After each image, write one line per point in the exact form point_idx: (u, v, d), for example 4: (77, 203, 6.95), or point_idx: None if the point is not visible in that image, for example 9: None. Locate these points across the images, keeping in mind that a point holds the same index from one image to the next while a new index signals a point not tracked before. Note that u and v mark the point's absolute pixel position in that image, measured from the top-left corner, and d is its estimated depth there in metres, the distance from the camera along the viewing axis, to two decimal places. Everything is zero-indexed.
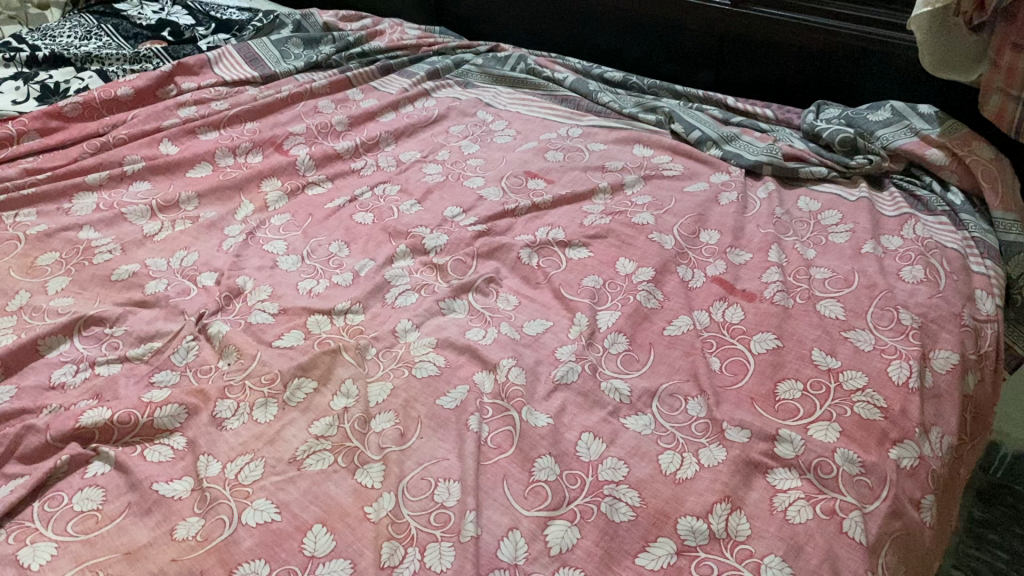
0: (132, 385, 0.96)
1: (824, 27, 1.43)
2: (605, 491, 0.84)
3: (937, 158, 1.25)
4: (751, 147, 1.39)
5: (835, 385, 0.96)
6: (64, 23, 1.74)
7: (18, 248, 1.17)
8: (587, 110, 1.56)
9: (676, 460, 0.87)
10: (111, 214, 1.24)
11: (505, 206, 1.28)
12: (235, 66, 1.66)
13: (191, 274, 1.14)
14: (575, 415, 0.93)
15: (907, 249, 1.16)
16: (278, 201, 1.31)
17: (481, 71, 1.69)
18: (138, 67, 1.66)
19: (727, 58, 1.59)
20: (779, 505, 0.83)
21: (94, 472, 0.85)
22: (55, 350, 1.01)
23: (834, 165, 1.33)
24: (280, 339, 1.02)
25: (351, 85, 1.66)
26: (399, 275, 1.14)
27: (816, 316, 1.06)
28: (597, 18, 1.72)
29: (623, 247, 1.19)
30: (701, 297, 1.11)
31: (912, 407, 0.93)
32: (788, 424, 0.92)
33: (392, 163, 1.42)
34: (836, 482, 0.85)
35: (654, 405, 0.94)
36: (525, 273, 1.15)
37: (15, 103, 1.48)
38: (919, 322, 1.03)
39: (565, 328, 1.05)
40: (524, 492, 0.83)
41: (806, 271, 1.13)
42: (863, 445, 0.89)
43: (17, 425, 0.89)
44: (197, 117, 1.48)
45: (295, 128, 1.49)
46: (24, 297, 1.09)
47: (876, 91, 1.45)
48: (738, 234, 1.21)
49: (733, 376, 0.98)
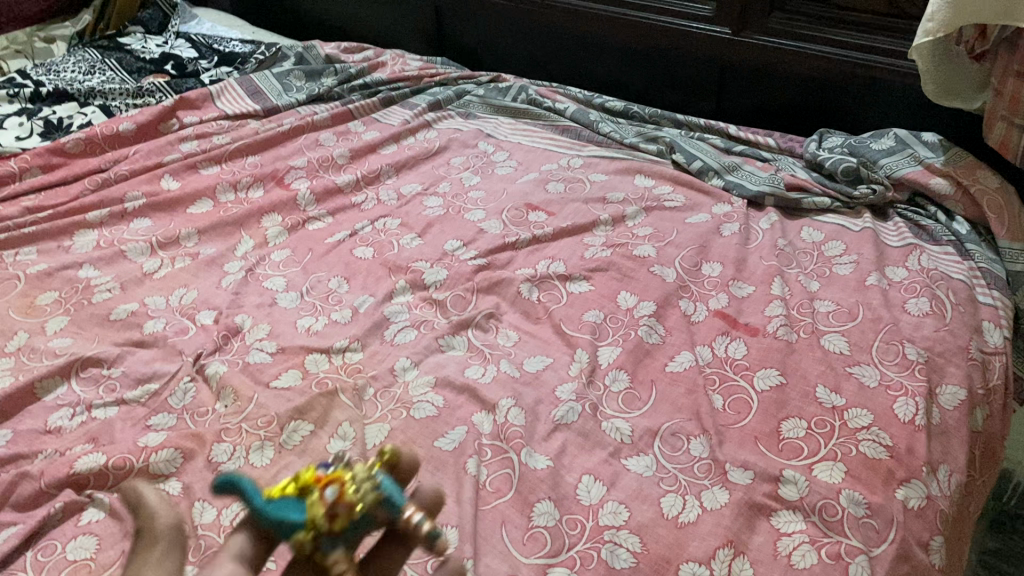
0: (129, 429, 0.95)
1: (824, 55, 1.42)
2: (605, 536, 0.82)
3: (941, 187, 1.24)
4: (752, 177, 1.38)
5: (840, 423, 0.95)
6: (69, 58, 1.77)
7: (18, 287, 1.17)
8: (588, 140, 1.55)
9: (678, 503, 0.86)
10: (111, 252, 1.24)
11: (506, 239, 1.27)
12: (236, 100, 1.66)
13: (190, 312, 1.13)
14: (575, 457, 0.91)
15: (912, 281, 1.14)
16: (278, 236, 1.30)
17: (483, 102, 1.69)
18: (142, 101, 1.65)
19: (729, 86, 1.59)
20: (784, 550, 0.81)
21: (88, 519, 0.84)
22: (53, 392, 1.00)
23: (837, 196, 1.31)
24: (277, 380, 1.01)
25: (352, 117, 1.66)
26: (398, 311, 1.13)
27: (820, 352, 1.04)
28: (597, 46, 1.72)
29: (624, 280, 1.18)
30: (704, 332, 1.09)
31: (918, 445, 0.91)
32: (793, 464, 0.90)
33: (393, 197, 1.41)
34: (841, 525, 0.83)
35: (655, 445, 0.93)
36: (525, 308, 1.14)
37: (19, 139, 1.49)
38: (925, 357, 1.02)
39: (566, 364, 1.04)
40: (523, 538, 0.82)
41: (809, 304, 1.12)
42: (869, 486, 0.87)
43: (12, 472, 0.88)
44: (198, 152, 1.49)
45: (296, 161, 1.49)
46: (22, 338, 1.08)
47: (878, 118, 1.43)
48: (740, 266, 1.20)
49: (736, 415, 0.97)
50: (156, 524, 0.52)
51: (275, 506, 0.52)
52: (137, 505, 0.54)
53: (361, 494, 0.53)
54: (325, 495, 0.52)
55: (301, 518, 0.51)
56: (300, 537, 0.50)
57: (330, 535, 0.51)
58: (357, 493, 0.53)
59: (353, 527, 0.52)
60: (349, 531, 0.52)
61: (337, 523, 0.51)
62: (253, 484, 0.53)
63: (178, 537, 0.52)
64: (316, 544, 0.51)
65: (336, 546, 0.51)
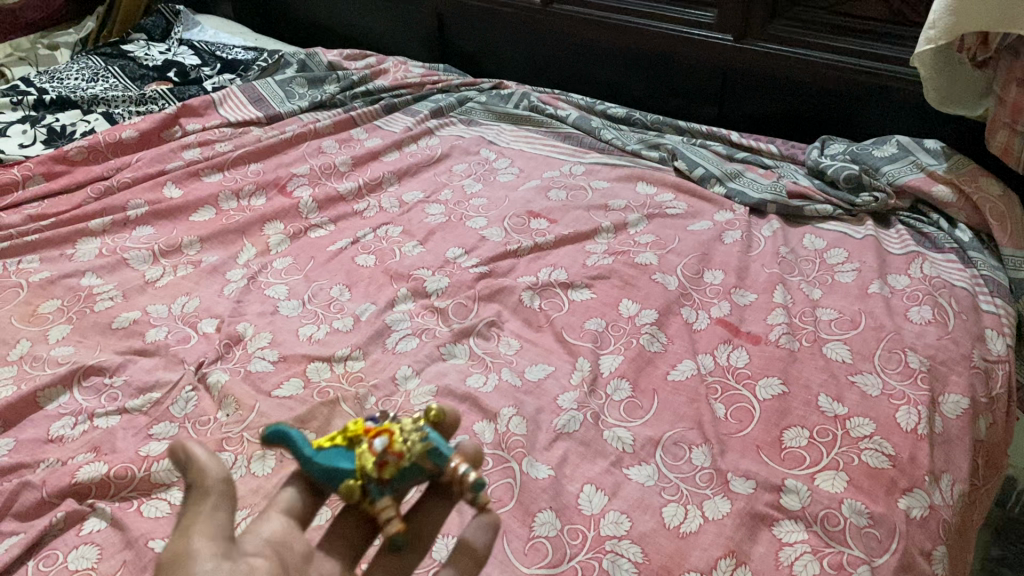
0: (130, 438, 0.95)
1: (826, 62, 1.42)
2: (607, 547, 0.82)
3: (943, 195, 1.24)
4: (754, 184, 1.38)
5: (842, 432, 0.94)
6: (72, 66, 1.77)
7: (21, 295, 1.18)
8: (590, 147, 1.55)
9: (679, 513, 0.85)
10: (113, 260, 1.25)
11: (508, 247, 1.27)
12: (239, 107, 1.67)
13: (192, 320, 1.13)
14: (577, 466, 0.91)
15: (914, 288, 1.14)
16: (281, 244, 1.30)
17: (485, 109, 1.69)
18: (144, 109, 1.66)
19: (731, 93, 1.59)
20: (785, 560, 0.81)
21: (90, 529, 0.84)
22: (55, 401, 1.00)
23: (839, 204, 1.31)
24: (279, 389, 1.01)
25: (354, 124, 1.66)
26: (400, 319, 1.13)
27: (822, 360, 1.04)
28: (599, 53, 1.72)
29: (626, 288, 1.18)
30: (706, 340, 1.09)
31: (921, 454, 0.91)
32: (795, 473, 0.90)
33: (395, 204, 1.41)
34: (843, 535, 0.83)
35: (657, 455, 0.93)
36: (527, 316, 1.14)
37: (22, 146, 1.50)
38: (928, 366, 1.01)
39: (568, 373, 1.04)
40: (524, 548, 0.82)
41: (812, 312, 1.12)
42: (871, 496, 0.87)
43: (14, 481, 0.89)
44: (201, 160, 1.49)
45: (299, 169, 1.49)
46: (25, 347, 1.09)
47: (881, 124, 1.44)
48: (743, 274, 1.20)
49: (739, 424, 0.96)
50: (206, 479, 0.62)
51: (328, 457, 0.70)
52: (188, 461, 0.63)
53: (406, 446, 0.70)
54: (374, 446, 0.70)
55: (353, 467, 0.70)
56: (353, 481, 0.69)
57: (379, 480, 0.69)
58: (402, 445, 0.70)
59: (400, 477, 0.70)
60: (394, 478, 0.69)
61: (384, 471, 0.69)
62: (304, 439, 0.72)
63: (226, 489, 0.62)
64: (366, 487, 0.69)
65: (384, 492, 0.69)
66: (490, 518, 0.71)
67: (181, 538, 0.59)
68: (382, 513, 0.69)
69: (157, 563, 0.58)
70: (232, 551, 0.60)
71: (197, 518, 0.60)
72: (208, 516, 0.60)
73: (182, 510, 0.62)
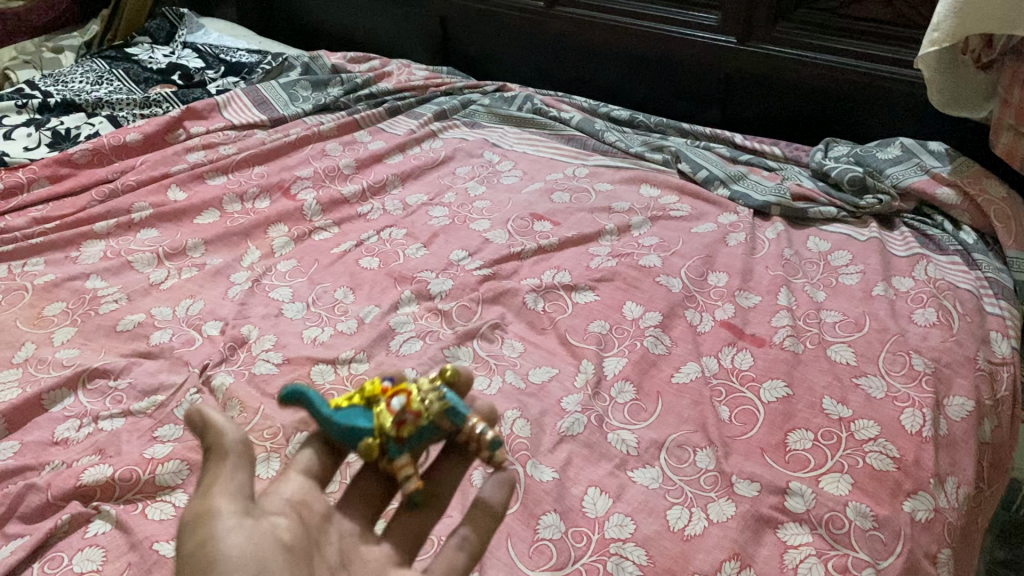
0: (135, 440, 0.95)
1: (830, 64, 1.42)
2: (611, 549, 0.82)
3: (948, 197, 1.24)
4: (759, 186, 1.38)
5: (847, 435, 0.94)
6: (77, 69, 1.78)
7: (26, 298, 1.18)
8: (594, 149, 1.55)
9: (684, 515, 0.85)
10: (118, 263, 1.25)
11: (511, 249, 1.27)
12: (243, 110, 1.67)
13: (197, 323, 1.14)
14: (581, 468, 0.91)
15: (918, 291, 1.14)
16: (285, 246, 1.31)
17: (488, 111, 1.69)
18: (148, 112, 1.66)
19: (735, 95, 1.59)
20: (790, 563, 0.81)
21: (95, 531, 0.84)
22: (60, 404, 1.01)
23: (843, 206, 1.31)
24: (283, 391, 1.01)
25: (358, 127, 1.66)
26: (404, 322, 1.13)
27: (826, 362, 1.04)
28: (603, 55, 1.72)
29: (630, 290, 1.18)
30: (710, 343, 1.09)
31: (926, 457, 0.91)
32: (799, 476, 0.90)
33: (399, 206, 1.42)
34: (848, 538, 0.83)
35: (661, 457, 0.93)
36: (531, 319, 1.14)
37: (27, 150, 1.50)
38: (932, 368, 1.01)
39: (571, 375, 1.04)
40: (528, 551, 0.82)
41: (816, 314, 1.12)
42: (876, 498, 0.87)
43: (18, 483, 0.89)
44: (205, 163, 1.49)
45: (303, 171, 1.49)
46: (30, 349, 1.09)
47: (885, 126, 1.44)
48: (747, 276, 1.20)
49: (743, 426, 0.96)
50: (224, 440, 0.62)
51: (345, 416, 0.69)
52: (205, 424, 0.63)
53: (425, 404, 0.69)
54: (392, 406, 0.69)
55: (370, 425, 0.69)
56: (370, 439, 0.68)
57: (398, 439, 0.68)
58: (420, 404, 0.69)
59: (419, 435, 0.69)
60: (413, 436, 0.68)
61: (402, 429, 0.68)
62: (320, 398, 0.71)
63: (244, 451, 0.62)
64: (384, 446, 0.68)
65: (402, 450, 0.68)
66: (506, 476, 0.70)
67: (201, 496, 0.59)
68: (401, 472, 0.68)
69: (180, 522, 0.58)
70: (254, 509, 0.60)
71: (217, 477, 0.60)
72: (229, 476, 0.60)
73: (201, 472, 0.62)
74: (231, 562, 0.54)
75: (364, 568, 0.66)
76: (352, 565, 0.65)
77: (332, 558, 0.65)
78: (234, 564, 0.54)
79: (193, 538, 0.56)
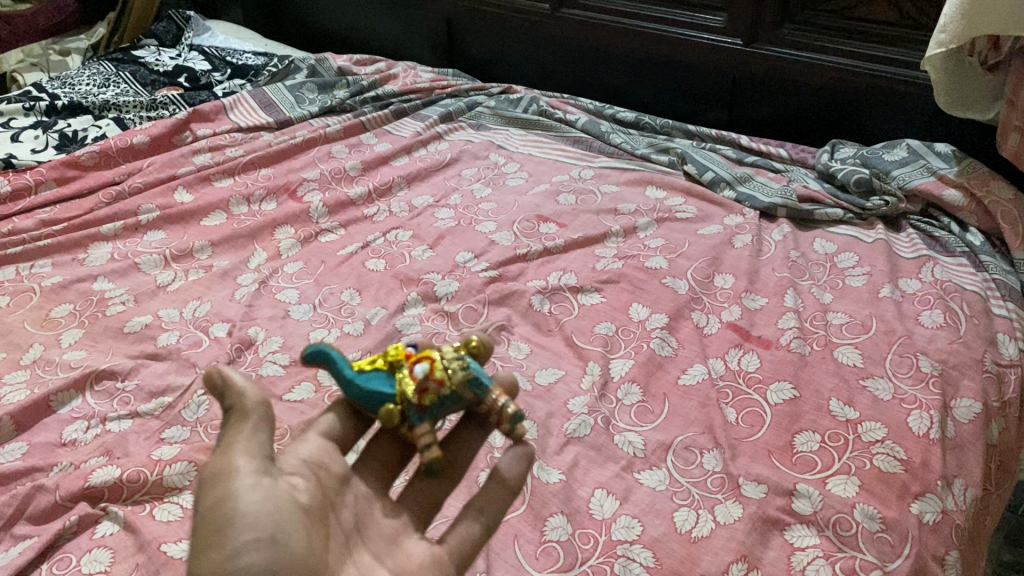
0: (143, 442, 0.96)
1: (836, 66, 1.41)
2: (618, 551, 0.82)
3: (954, 199, 1.24)
4: (765, 188, 1.38)
5: (854, 437, 0.94)
6: (84, 71, 1.79)
7: (34, 299, 1.19)
8: (599, 151, 1.55)
9: (691, 517, 0.85)
10: (125, 265, 1.25)
11: (517, 251, 1.27)
12: (249, 112, 1.68)
13: (204, 324, 1.14)
14: (587, 470, 0.91)
15: (926, 292, 1.14)
16: (291, 248, 1.31)
17: (494, 113, 1.69)
18: (155, 114, 1.67)
19: (740, 97, 1.59)
20: (797, 565, 0.81)
21: (103, 532, 0.85)
22: (68, 405, 1.01)
23: (850, 208, 1.31)
24: (290, 393, 1.01)
25: (364, 129, 1.67)
26: (410, 323, 1.13)
27: (833, 364, 1.04)
28: (608, 57, 1.72)
29: (636, 292, 1.18)
30: (716, 344, 1.09)
31: (933, 459, 0.91)
32: (806, 478, 0.90)
33: (405, 209, 1.42)
34: (855, 540, 0.83)
35: (668, 459, 0.93)
36: (537, 320, 1.14)
37: (34, 152, 1.51)
38: (939, 370, 1.01)
39: (578, 377, 1.04)
40: (536, 553, 0.82)
41: (822, 316, 1.12)
42: (883, 500, 0.87)
43: (27, 484, 0.89)
44: (212, 165, 1.49)
45: (309, 173, 1.50)
46: (38, 351, 1.09)
47: (891, 128, 1.44)
48: (753, 278, 1.20)
49: (750, 428, 0.96)
50: (245, 401, 0.62)
51: (367, 379, 0.71)
52: (225, 386, 0.63)
53: (448, 372, 0.70)
54: (416, 372, 0.69)
55: (393, 391, 0.70)
56: (392, 405, 0.69)
57: (420, 407, 0.69)
58: (444, 372, 0.70)
59: (440, 404, 0.70)
60: (434, 405, 0.69)
61: (424, 397, 0.69)
62: (344, 360, 0.72)
63: (264, 412, 0.63)
64: (406, 412, 0.69)
65: (423, 418, 0.69)
66: (525, 451, 0.71)
67: (221, 455, 0.60)
68: (420, 439, 0.68)
69: (200, 478, 0.59)
70: (272, 468, 0.61)
71: (237, 437, 0.61)
72: (249, 436, 0.61)
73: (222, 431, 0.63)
74: (246, 521, 0.55)
75: (378, 534, 0.66)
76: (366, 531, 0.66)
77: (348, 521, 0.65)
78: (250, 522, 0.55)
79: (211, 495, 0.57)
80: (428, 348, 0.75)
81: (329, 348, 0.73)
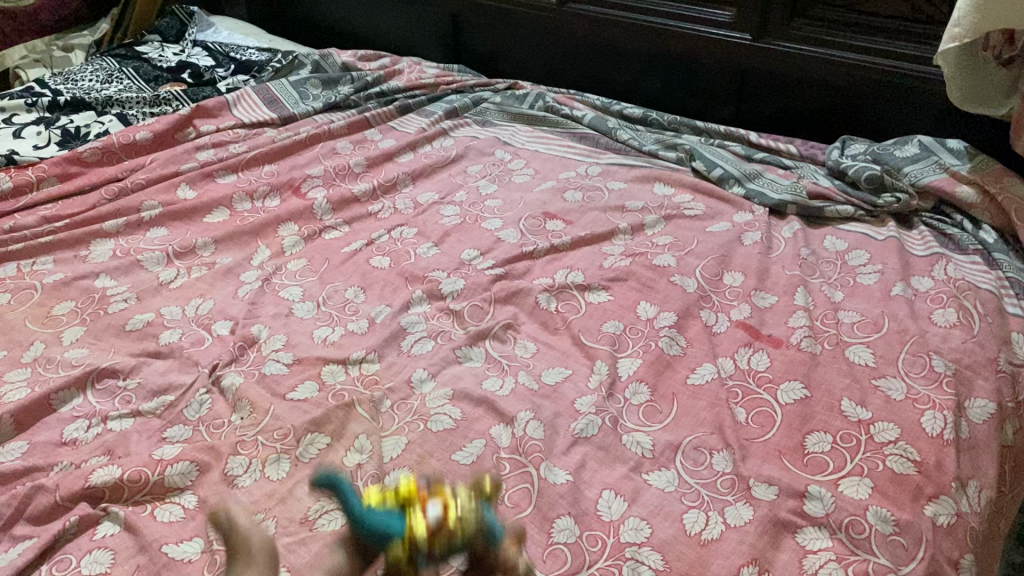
0: (144, 441, 0.94)
1: (847, 62, 1.40)
2: (627, 554, 0.81)
3: (967, 195, 1.22)
4: (774, 185, 1.36)
5: (866, 438, 0.92)
6: (87, 67, 1.77)
7: (35, 297, 1.17)
8: (606, 148, 1.53)
9: (701, 519, 0.84)
10: (127, 262, 1.24)
11: (523, 248, 1.25)
12: (253, 108, 1.66)
13: (206, 322, 1.12)
14: (595, 471, 0.90)
15: (938, 291, 1.12)
16: (295, 245, 1.30)
17: (500, 109, 1.68)
18: (158, 110, 1.66)
19: (749, 93, 1.57)
20: (809, 568, 0.80)
21: (103, 533, 0.83)
22: (68, 404, 1.00)
23: (860, 204, 1.29)
24: (293, 392, 1.00)
25: (369, 125, 1.65)
26: (415, 322, 1.11)
27: (845, 364, 1.02)
28: (616, 53, 1.70)
29: (644, 290, 1.16)
30: (726, 343, 1.07)
31: (948, 460, 0.89)
32: (817, 479, 0.88)
33: (410, 205, 1.40)
34: (869, 543, 0.81)
35: (677, 460, 0.91)
36: (544, 319, 1.12)
37: (37, 148, 1.49)
38: (953, 370, 0.99)
39: (585, 376, 1.02)
40: (542, 555, 0.81)
41: (833, 315, 1.10)
42: (897, 502, 0.85)
43: (26, 484, 0.88)
44: (215, 161, 1.48)
45: (313, 170, 1.48)
46: (39, 349, 1.08)
47: (902, 124, 1.42)
48: (763, 276, 1.18)
49: (760, 429, 0.95)
50: None
51: (375, 515, 0.63)
52: None
53: (462, 517, 0.64)
54: (428, 514, 0.63)
55: (400, 529, 0.62)
56: (399, 549, 0.62)
57: (428, 551, 0.62)
58: (459, 516, 0.64)
59: (450, 550, 0.63)
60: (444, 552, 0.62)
61: (434, 542, 0.62)
62: (354, 489, 0.66)
63: None
64: (412, 557, 0.62)
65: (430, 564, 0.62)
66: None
67: None
68: None
69: None
70: None
71: None
72: None
73: None
74: None
75: None
76: None
77: None
78: None
79: None
80: (440, 483, 0.68)
81: (340, 476, 0.67)
